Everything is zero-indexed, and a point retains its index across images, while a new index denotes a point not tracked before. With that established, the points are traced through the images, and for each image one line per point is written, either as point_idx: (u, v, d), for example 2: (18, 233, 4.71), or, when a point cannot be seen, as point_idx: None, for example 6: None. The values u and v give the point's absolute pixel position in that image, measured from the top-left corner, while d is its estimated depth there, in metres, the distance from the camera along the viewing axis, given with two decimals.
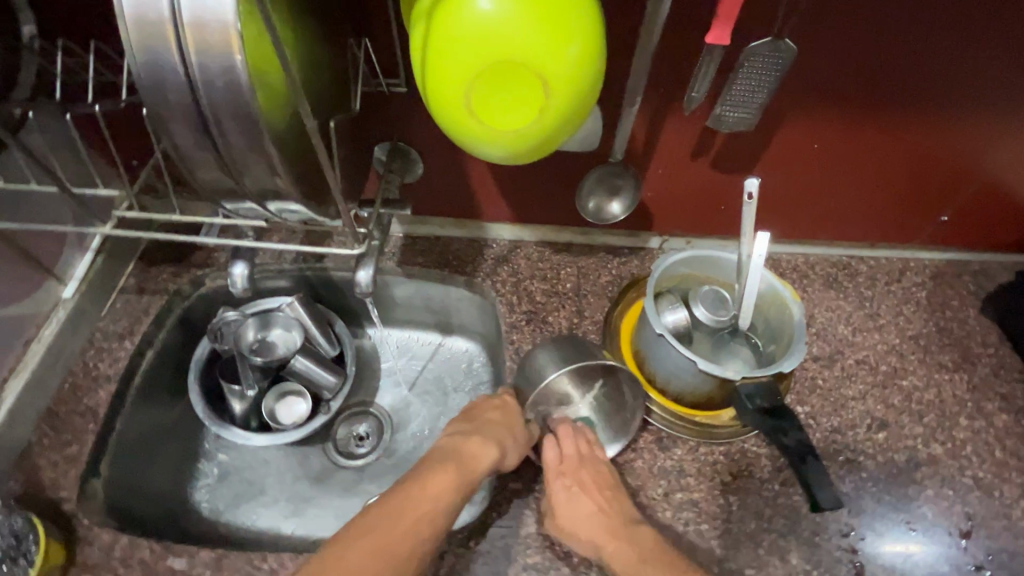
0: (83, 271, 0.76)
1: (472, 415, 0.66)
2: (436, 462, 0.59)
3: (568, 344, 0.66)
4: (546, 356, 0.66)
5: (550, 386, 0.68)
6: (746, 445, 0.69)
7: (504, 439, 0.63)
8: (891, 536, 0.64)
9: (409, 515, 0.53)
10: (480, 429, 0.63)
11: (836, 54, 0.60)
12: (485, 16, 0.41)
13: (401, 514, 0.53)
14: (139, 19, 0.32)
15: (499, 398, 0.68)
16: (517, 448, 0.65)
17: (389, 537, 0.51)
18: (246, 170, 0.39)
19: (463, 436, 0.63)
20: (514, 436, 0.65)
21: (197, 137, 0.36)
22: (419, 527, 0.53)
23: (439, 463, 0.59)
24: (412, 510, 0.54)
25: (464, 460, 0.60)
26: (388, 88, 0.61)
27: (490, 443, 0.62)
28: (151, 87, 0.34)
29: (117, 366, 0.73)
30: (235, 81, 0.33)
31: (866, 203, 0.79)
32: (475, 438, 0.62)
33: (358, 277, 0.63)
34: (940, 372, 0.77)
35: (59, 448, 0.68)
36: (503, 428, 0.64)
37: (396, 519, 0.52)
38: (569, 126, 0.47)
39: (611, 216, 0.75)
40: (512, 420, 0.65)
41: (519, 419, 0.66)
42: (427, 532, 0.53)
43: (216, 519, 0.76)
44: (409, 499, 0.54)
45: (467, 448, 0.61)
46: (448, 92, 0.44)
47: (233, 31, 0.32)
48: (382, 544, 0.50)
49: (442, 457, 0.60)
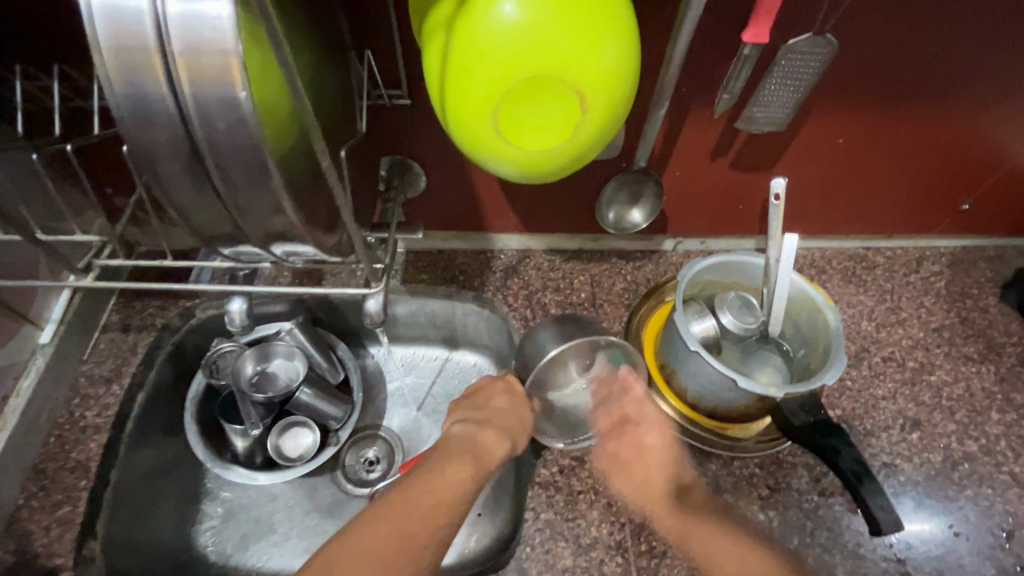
0: (60, 313, 0.70)
1: (477, 402, 0.64)
2: (450, 454, 0.57)
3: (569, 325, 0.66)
4: (547, 334, 0.65)
5: (553, 367, 0.66)
6: (781, 455, 0.67)
7: (515, 429, 0.62)
8: (935, 541, 0.63)
9: (426, 503, 0.50)
10: (493, 419, 0.61)
11: (876, 44, 0.55)
12: (519, 26, 0.36)
13: (416, 503, 0.50)
14: (121, 51, 0.27)
15: (502, 378, 0.66)
16: (528, 434, 0.63)
17: (406, 522, 0.48)
18: (252, 215, 0.33)
19: (475, 425, 0.60)
20: (523, 422, 0.63)
21: (194, 181, 0.31)
22: (436, 515, 0.50)
23: (452, 455, 0.56)
24: (430, 499, 0.51)
25: (477, 452, 0.57)
26: (389, 100, 0.55)
27: (504, 434, 0.60)
28: (138, 128, 0.28)
29: (108, 414, 0.68)
30: (240, 117, 0.28)
31: (886, 196, 0.77)
32: (489, 430, 0.60)
33: (368, 306, 0.59)
34: (967, 365, 0.75)
35: (51, 510, 0.62)
36: (514, 416, 0.62)
37: (414, 506, 0.50)
38: (604, 138, 0.43)
39: (632, 224, 0.73)
40: (520, 407, 0.63)
41: (525, 403, 0.64)
42: (445, 521, 0.50)
43: (226, 563, 0.71)
44: (424, 488, 0.52)
45: (481, 440, 0.59)
46: (476, 110, 0.39)
47: (234, 61, 0.27)
48: (403, 531, 0.47)
49: (457, 448, 0.57)
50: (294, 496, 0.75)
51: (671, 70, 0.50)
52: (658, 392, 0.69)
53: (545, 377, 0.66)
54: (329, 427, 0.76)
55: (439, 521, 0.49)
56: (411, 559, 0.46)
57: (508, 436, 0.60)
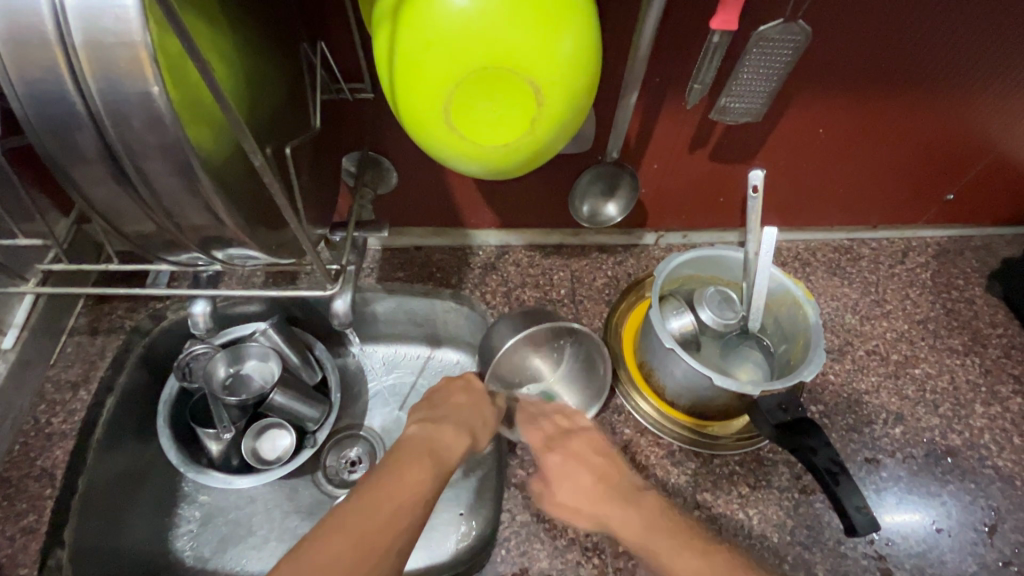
0: (23, 316, 0.67)
1: (437, 403, 0.63)
2: (409, 454, 0.56)
3: (531, 314, 0.64)
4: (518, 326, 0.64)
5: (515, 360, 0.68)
6: (761, 452, 0.66)
7: (475, 423, 0.61)
8: (915, 537, 0.62)
9: (385, 508, 0.49)
10: (451, 416, 0.61)
11: (854, 30, 0.54)
12: (466, 15, 0.34)
13: (375, 508, 0.49)
14: (18, 48, 0.25)
15: (459, 378, 0.65)
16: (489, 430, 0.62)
17: (365, 532, 0.47)
18: (181, 217, 0.32)
19: (434, 425, 0.60)
20: (484, 416, 0.62)
21: (114, 184, 0.30)
22: (397, 520, 0.49)
23: (409, 456, 0.55)
24: (388, 502, 0.50)
25: (436, 450, 0.57)
26: (351, 94, 0.54)
27: (463, 429, 0.60)
28: (45, 128, 0.27)
29: (74, 419, 0.66)
30: (154, 114, 0.27)
31: (871, 185, 0.75)
32: (447, 427, 0.60)
33: (335, 307, 0.57)
34: (952, 357, 0.74)
35: (14, 520, 0.60)
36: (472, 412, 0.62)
37: (375, 512, 0.49)
38: (564, 132, 0.41)
39: (608, 217, 0.71)
40: (479, 402, 0.63)
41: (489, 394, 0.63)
42: (406, 525, 0.49)
43: (203, 568, 0.70)
44: (385, 493, 0.51)
45: (440, 440, 0.58)
46: (426, 103, 0.37)
47: (143, 54, 0.25)
48: (363, 540, 0.46)
49: (416, 449, 0.56)
50: (273, 497, 0.74)
51: (637, 60, 0.48)
52: (637, 390, 0.68)
53: (509, 371, 0.68)
54: (305, 428, 0.75)
55: (403, 524, 0.49)
56: (371, 568, 0.45)
57: (467, 430, 0.60)
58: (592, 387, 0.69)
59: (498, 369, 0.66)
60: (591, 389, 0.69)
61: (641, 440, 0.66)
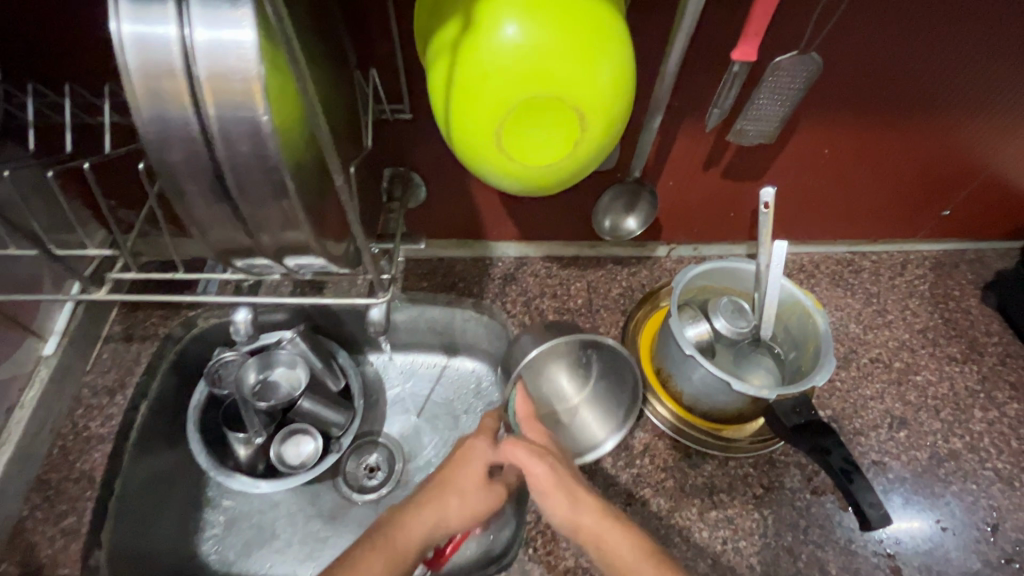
0: (63, 324, 0.71)
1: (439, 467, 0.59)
2: (367, 541, 0.53)
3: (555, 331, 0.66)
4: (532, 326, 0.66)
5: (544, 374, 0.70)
6: (773, 455, 0.69)
7: (449, 504, 0.56)
8: (920, 535, 0.65)
9: None
10: (425, 501, 0.56)
11: (859, 60, 0.58)
12: (520, 50, 0.38)
13: None
14: (149, 79, 0.29)
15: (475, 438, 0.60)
16: (468, 508, 0.56)
17: None
18: (265, 230, 0.35)
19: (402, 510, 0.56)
20: (464, 494, 0.56)
21: (211, 197, 0.33)
22: None
23: (368, 542, 0.53)
24: None
25: (398, 542, 0.53)
26: (391, 114, 0.57)
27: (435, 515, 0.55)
28: (162, 148, 0.30)
29: (111, 423, 0.68)
30: (260, 139, 0.30)
31: (872, 201, 0.79)
32: (417, 512, 0.55)
33: (370, 314, 0.61)
34: (951, 365, 0.78)
35: (55, 520, 0.62)
36: (451, 493, 0.56)
37: None
38: (601, 153, 0.45)
39: (627, 231, 0.75)
40: (459, 474, 0.57)
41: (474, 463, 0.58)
42: None
43: (228, 570, 0.71)
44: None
45: (404, 523, 0.55)
46: (479, 128, 0.41)
47: (258, 87, 0.29)
48: None
49: (374, 536, 0.54)
50: (295, 502, 0.75)
51: (662, 87, 0.52)
52: (654, 395, 0.71)
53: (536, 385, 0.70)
54: (331, 433, 0.77)
55: None
56: None
57: (438, 514, 0.55)
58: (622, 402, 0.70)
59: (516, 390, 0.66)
60: (620, 410, 0.70)
61: (658, 443, 0.69)
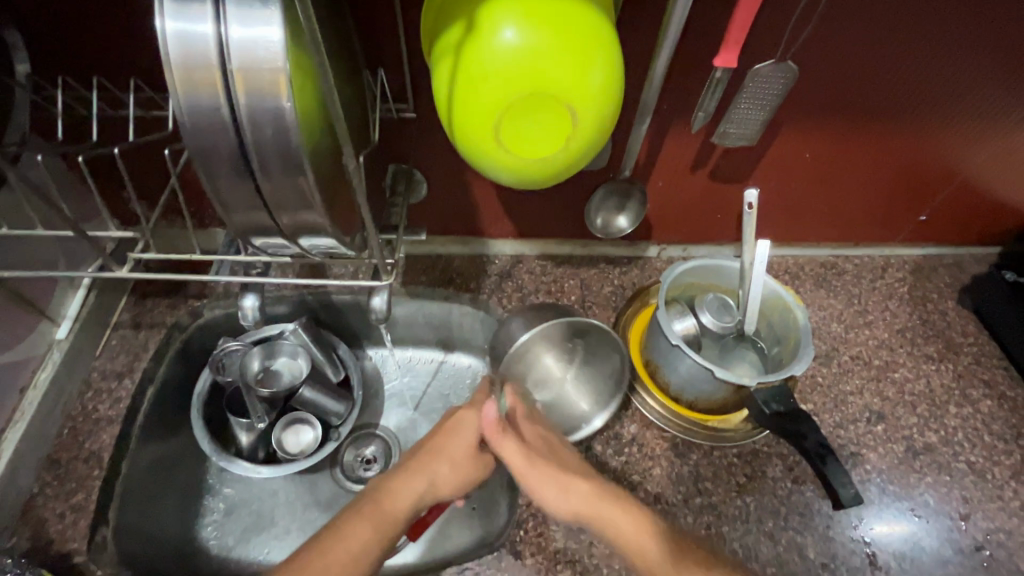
0: (76, 309, 0.74)
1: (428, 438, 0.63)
2: (359, 506, 0.55)
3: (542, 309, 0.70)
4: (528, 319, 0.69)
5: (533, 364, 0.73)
6: (757, 445, 0.72)
7: (438, 471, 0.59)
8: (895, 523, 0.68)
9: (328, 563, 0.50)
10: (415, 466, 0.59)
11: (835, 69, 0.62)
12: (517, 51, 0.41)
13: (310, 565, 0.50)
14: (187, 68, 0.32)
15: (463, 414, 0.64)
16: (456, 474, 0.60)
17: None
18: (282, 209, 0.38)
19: (393, 474, 0.59)
20: (452, 461, 0.60)
21: (236, 178, 0.36)
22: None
23: (361, 506, 0.55)
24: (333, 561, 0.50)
25: (389, 505, 0.56)
26: (397, 112, 0.61)
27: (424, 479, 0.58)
28: (194, 131, 0.34)
29: (119, 406, 0.71)
30: (284, 125, 0.34)
31: (852, 205, 0.83)
32: (407, 476, 0.58)
33: (373, 303, 0.63)
34: (927, 363, 0.81)
35: (64, 497, 0.65)
36: (441, 459, 0.60)
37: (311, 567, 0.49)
38: (592, 149, 0.48)
39: (618, 229, 0.79)
40: (447, 444, 0.61)
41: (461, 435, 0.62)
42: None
43: (227, 556, 0.73)
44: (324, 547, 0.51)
45: (394, 488, 0.58)
46: (480, 122, 0.44)
47: (283, 77, 0.32)
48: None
49: (368, 498, 0.56)
50: (294, 489, 0.77)
51: (651, 91, 0.56)
52: (643, 387, 0.74)
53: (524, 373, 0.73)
54: (329, 423, 0.79)
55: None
56: None
57: (428, 478, 0.59)
58: (609, 397, 0.71)
59: (511, 358, 0.71)
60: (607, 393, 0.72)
61: (647, 433, 0.72)
